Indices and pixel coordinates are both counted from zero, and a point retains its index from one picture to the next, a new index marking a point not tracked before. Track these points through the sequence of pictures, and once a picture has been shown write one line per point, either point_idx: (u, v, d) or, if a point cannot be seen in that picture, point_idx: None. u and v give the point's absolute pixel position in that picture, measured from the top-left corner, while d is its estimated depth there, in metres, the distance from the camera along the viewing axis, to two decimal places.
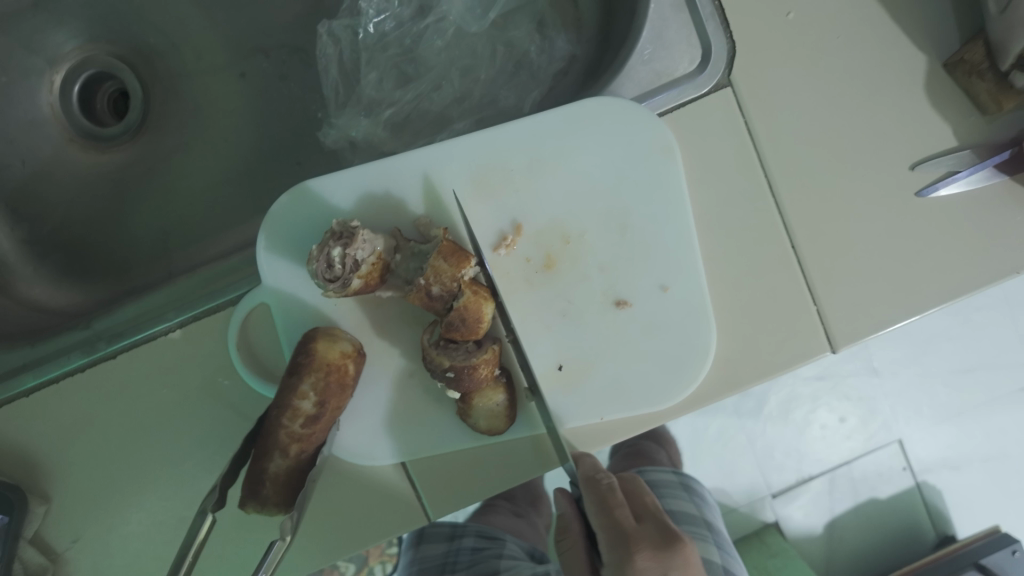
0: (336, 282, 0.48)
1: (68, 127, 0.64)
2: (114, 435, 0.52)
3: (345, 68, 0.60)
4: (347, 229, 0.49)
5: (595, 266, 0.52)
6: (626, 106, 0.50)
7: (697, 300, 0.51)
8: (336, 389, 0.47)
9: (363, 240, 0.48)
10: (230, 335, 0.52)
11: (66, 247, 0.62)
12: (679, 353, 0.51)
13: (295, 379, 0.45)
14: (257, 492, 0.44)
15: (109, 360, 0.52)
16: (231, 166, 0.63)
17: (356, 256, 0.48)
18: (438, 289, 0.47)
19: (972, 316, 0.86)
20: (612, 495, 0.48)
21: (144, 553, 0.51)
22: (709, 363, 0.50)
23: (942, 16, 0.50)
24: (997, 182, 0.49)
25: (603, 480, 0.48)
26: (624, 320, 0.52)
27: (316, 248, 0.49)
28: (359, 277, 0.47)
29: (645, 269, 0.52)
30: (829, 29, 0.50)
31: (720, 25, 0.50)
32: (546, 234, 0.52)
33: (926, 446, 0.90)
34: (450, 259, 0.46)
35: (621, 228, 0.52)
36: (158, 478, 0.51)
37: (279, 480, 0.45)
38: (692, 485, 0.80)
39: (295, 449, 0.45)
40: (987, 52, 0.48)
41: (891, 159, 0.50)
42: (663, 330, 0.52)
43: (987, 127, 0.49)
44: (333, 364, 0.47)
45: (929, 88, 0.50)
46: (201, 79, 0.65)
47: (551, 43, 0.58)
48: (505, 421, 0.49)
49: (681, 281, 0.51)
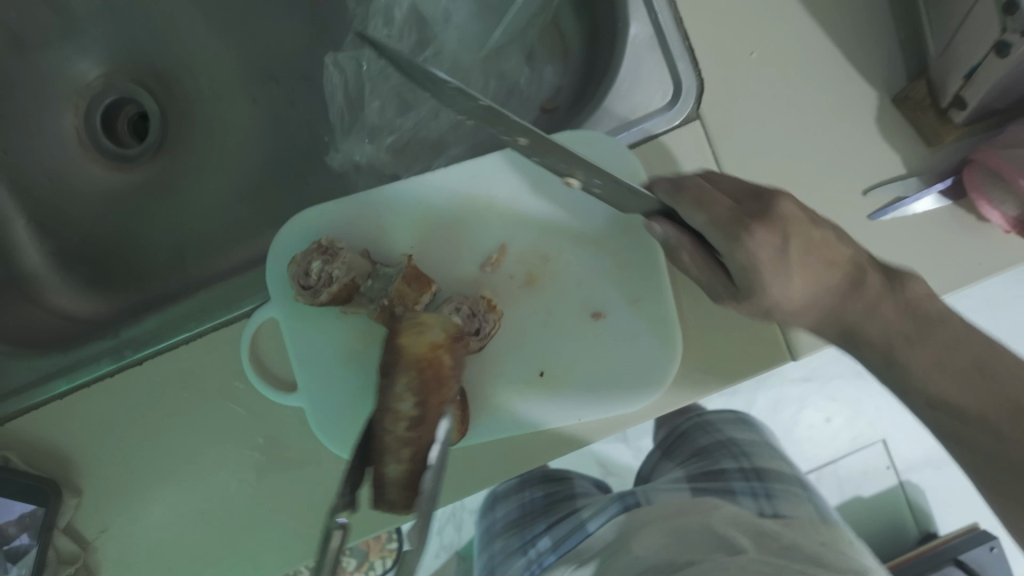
0: (307, 289, 0.56)
1: (92, 148, 0.69)
2: (139, 434, 0.57)
3: (350, 96, 0.64)
4: (332, 246, 0.56)
5: (574, 281, 0.57)
6: (600, 138, 0.55)
7: (665, 310, 0.56)
8: (435, 385, 0.47)
9: (341, 260, 0.55)
10: (240, 348, 0.57)
11: (90, 260, 0.67)
12: (652, 359, 0.55)
13: (390, 380, 0.47)
14: (382, 495, 0.44)
15: (135, 365, 0.57)
16: (243, 185, 0.68)
17: (332, 273, 0.55)
18: (400, 309, 0.54)
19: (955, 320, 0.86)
20: (701, 192, 0.46)
21: (166, 542, 0.56)
22: (675, 368, 0.54)
23: (892, 55, 0.55)
24: (944, 207, 0.54)
25: (686, 184, 0.47)
26: (602, 330, 0.57)
27: (302, 254, 0.56)
28: (328, 292, 0.55)
29: (619, 284, 0.57)
30: (789, 67, 0.55)
31: (690, 64, 0.55)
32: (529, 254, 0.57)
33: (908, 446, 0.96)
34: (412, 283, 0.53)
35: (593, 248, 0.57)
36: (178, 473, 0.57)
37: (400, 483, 0.44)
38: (747, 419, 0.81)
39: (407, 452, 0.44)
40: (929, 90, 0.53)
41: (845, 187, 0.55)
42: (636, 338, 0.56)
43: (932, 157, 0.54)
44: (424, 358, 0.48)
45: (881, 120, 0.55)
46: (214, 104, 0.70)
47: (540, 74, 0.64)
48: (456, 437, 0.54)
49: (649, 295, 0.56)
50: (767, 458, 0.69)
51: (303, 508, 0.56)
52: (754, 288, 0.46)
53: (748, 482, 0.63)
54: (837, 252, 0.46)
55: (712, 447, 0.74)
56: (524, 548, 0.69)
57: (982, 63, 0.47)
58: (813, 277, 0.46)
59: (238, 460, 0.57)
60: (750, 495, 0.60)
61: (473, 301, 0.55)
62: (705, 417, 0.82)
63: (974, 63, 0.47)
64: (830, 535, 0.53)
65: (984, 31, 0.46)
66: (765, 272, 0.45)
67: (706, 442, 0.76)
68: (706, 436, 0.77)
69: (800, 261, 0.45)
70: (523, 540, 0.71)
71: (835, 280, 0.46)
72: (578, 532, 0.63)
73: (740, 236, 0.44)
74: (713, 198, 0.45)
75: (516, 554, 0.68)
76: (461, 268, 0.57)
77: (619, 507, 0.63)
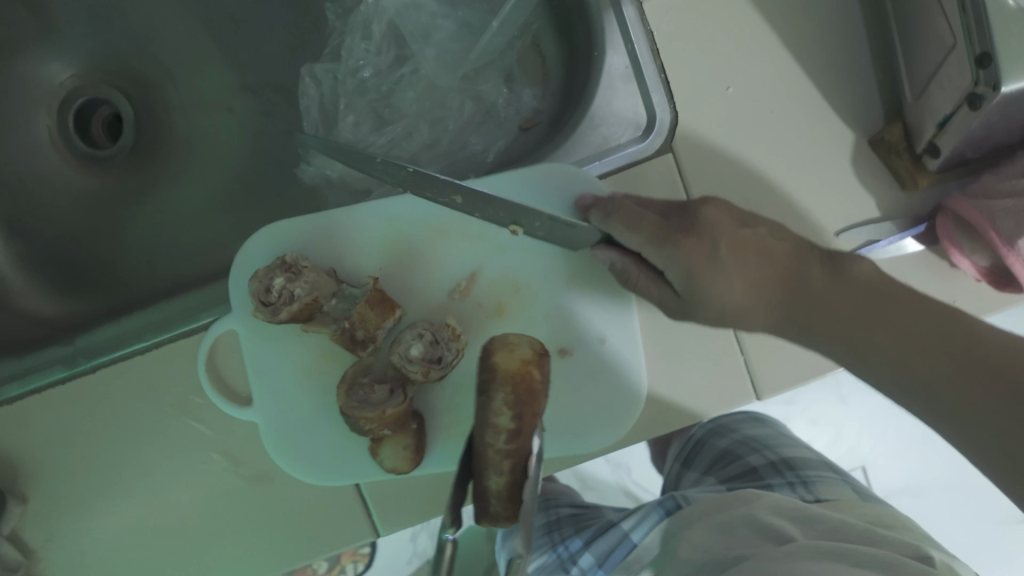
0: (267, 306, 0.52)
1: (63, 148, 0.68)
2: (92, 443, 0.56)
3: (325, 107, 0.64)
4: (296, 263, 0.54)
5: (542, 316, 0.57)
6: (572, 171, 0.55)
7: (631, 351, 0.55)
8: (531, 398, 0.39)
9: (305, 279, 0.53)
10: (199, 364, 0.55)
11: (58, 261, 0.66)
12: (615, 401, 0.55)
13: (486, 398, 0.38)
14: (485, 509, 0.36)
15: (88, 374, 0.56)
16: (214, 193, 0.67)
17: (294, 291, 0.52)
18: (362, 333, 0.53)
19: None
20: (621, 207, 0.51)
21: (114, 554, 0.56)
22: (638, 409, 0.55)
23: (869, 97, 0.54)
24: (918, 252, 0.54)
25: (622, 203, 0.52)
26: (570, 366, 0.56)
27: (264, 270, 0.54)
28: (288, 310, 0.52)
29: (589, 322, 0.56)
30: (763, 105, 0.54)
31: (666, 96, 0.54)
32: (499, 284, 0.57)
33: (889, 473, 0.95)
34: (375, 308, 0.53)
35: (564, 284, 0.57)
36: (129, 486, 0.56)
37: (506, 500, 0.36)
38: (761, 417, 0.78)
39: (511, 466, 0.35)
40: (904, 134, 0.53)
41: (817, 229, 0.54)
42: (603, 377, 0.56)
43: (908, 201, 0.54)
44: (517, 373, 0.41)
45: (856, 161, 0.54)
46: (189, 110, 0.69)
47: (518, 97, 0.62)
48: (408, 465, 0.54)
49: (619, 333, 0.56)
50: (795, 452, 0.68)
51: (258, 522, 0.57)
52: (696, 292, 0.50)
53: (784, 476, 0.63)
54: (770, 247, 0.50)
55: (735, 449, 0.71)
56: (564, 565, 0.66)
57: (953, 114, 0.46)
58: (748, 279, 0.50)
59: (191, 472, 0.56)
60: (789, 487, 0.61)
61: (438, 328, 0.54)
62: (716, 421, 0.77)
63: (946, 113, 0.47)
64: (875, 510, 0.54)
65: (956, 80, 0.45)
66: (702, 274, 0.50)
67: (726, 445, 0.72)
68: (725, 438, 0.73)
69: (729, 259, 0.50)
70: (559, 556, 0.68)
71: (773, 278, 0.50)
72: (623, 543, 0.63)
73: (669, 244, 0.50)
74: (636, 212, 0.51)
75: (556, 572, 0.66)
76: (430, 295, 0.57)
77: (661, 512, 0.63)
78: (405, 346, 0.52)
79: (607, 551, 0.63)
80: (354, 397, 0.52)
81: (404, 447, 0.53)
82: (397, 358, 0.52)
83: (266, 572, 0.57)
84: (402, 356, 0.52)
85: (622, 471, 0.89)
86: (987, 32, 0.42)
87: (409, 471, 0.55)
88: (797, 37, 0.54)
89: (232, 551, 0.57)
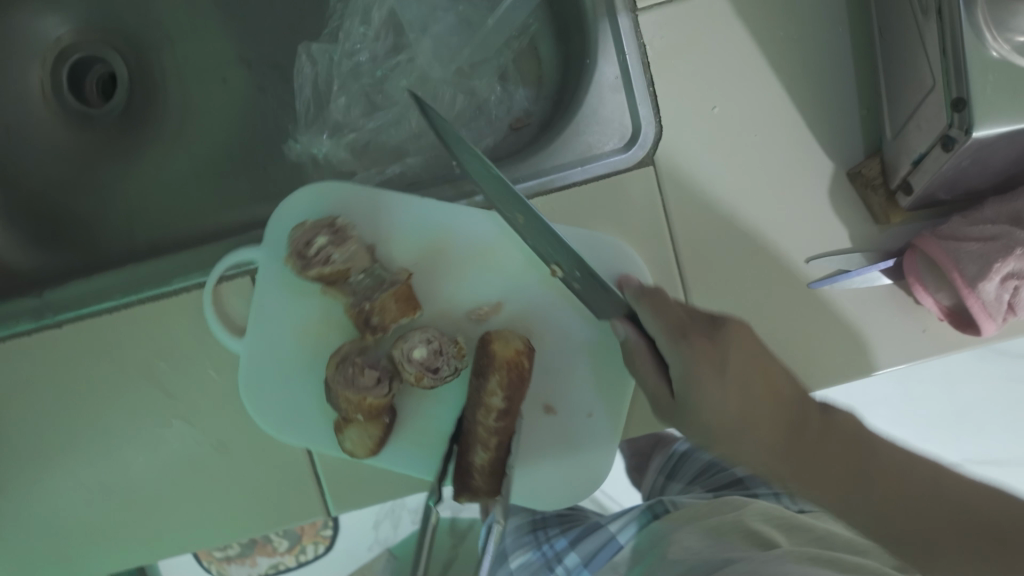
0: (302, 258, 0.54)
1: (55, 101, 0.68)
2: (52, 400, 0.57)
3: (319, 88, 0.64)
4: (345, 230, 0.55)
5: (544, 370, 0.57)
6: (621, 250, 0.55)
7: (606, 439, 0.58)
8: (519, 383, 0.51)
9: (347, 250, 0.54)
10: (204, 290, 0.56)
11: (36, 215, 0.66)
12: (575, 472, 0.58)
13: (484, 380, 0.51)
14: (467, 483, 0.51)
15: (56, 327, 0.57)
16: (200, 161, 0.67)
17: (330, 256, 0.53)
18: (376, 320, 0.53)
19: (913, 387, 0.85)
20: (659, 297, 0.51)
21: (63, 508, 0.57)
22: (591, 488, 0.58)
23: (851, 130, 0.55)
24: (883, 286, 0.55)
25: (652, 292, 0.51)
26: (551, 424, 0.58)
27: (314, 223, 0.55)
28: (318, 270, 0.54)
29: (582, 393, 0.57)
30: (747, 128, 0.55)
31: (652, 111, 0.55)
32: (516, 323, 0.57)
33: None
34: (399, 302, 0.53)
35: (578, 350, 0.57)
36: (84, 444, 0.57)
37: (485, 472, 0.51)
38: None
39: (493, 442, 0.50)
40: (882, 170, 0.53)
41: (788, 256, 0.55)
42: (572, 447, 0.58)
43: (879, 236, 0.55)
44: (510, 360, 0.51)
45: (833, 192, 0.55)
46: (183, 76, 0.68)
47: (511, 96, 0.63)
48: (363, 453, 0.54)
49: (604, 413, 0.58)
50: None
51: (209, 490, 0.58)
52: (691, 400, 0.49)
53: (768, 486, 0.69)
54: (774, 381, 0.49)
55: (719, 466, 0.78)
56: (548, 565, 0.67)
57: (927, 153, 0.47)
58: (746, 403, 0.48)
59: (147, 437, 0.57)
60: (771, 498, 0.67)
61: (446, 341, 0.54)
62: None
63: (921, 151, 0.48)
64: None
65: (933, 121, 0.46)
66: (700, 386, 0.49)
67: (709, 459, 0.80)
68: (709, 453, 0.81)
69: (734, 382, 0.48)
70: (544, 554, 0.68)
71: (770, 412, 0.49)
72: (610, 544, 0.66)
73: (680, 344, 0.49)
74: (671, 305, 0.50)
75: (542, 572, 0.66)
76: (450, 306, 0.57)
77: (648, 515, 0.68)
78: (410, 345, 0.53)
79: (593, 551, 0.66)
80: (341, 372, 0.52)
81: (369, 436, 0.54)
82: (398, 353, 0.53)
83: (211, 540, 0.58)
84: (403, 354, 0.53)
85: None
86: (964, 77, 0.43)
87: (363, 459, 0.56)
88: (788, 63, 0.55)
89: (181, 516, 0.58)
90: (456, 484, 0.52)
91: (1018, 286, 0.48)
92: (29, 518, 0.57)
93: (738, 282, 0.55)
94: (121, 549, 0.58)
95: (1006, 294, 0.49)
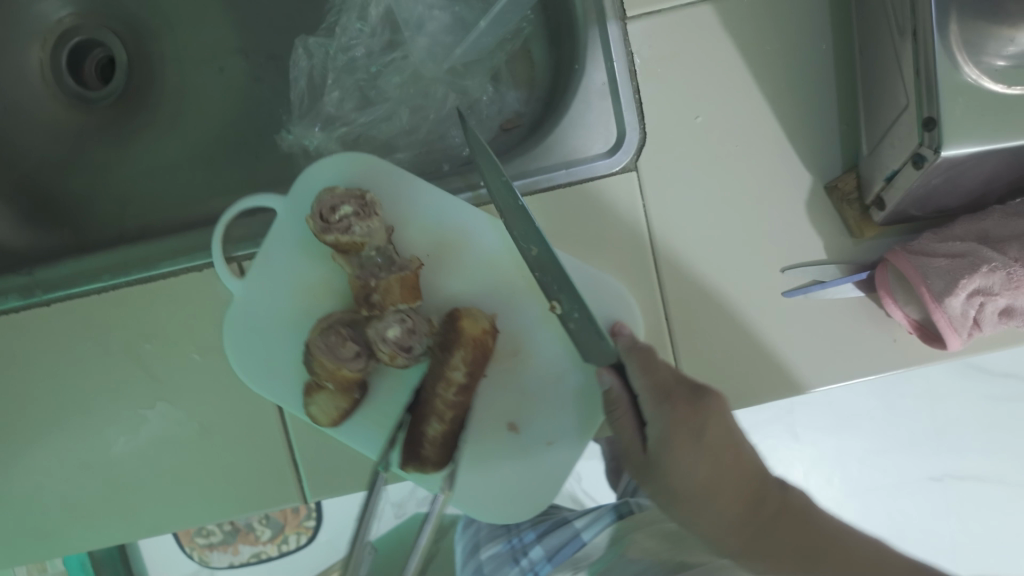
0: (323, 222, 0.52)
1: (54, 84, 0.69)
2: (39, 376, 0.58)
3: (314, 81, 0.65)
4: (372, 205, 0.53)
5: (519, 390, 0.58)
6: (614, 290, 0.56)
7: (560, 468, 0.58)
8: (481, 361, 0.53)
9: (369, 227, 0.52)
10: (215, 234, 0.55)
11: (30, 194, 0.67)
12: (520, 494, 0.59)
13: (448, 353, 0.52)
14: (418, 452, 0.53)
15: (44, 305, 0.58)
16: (194, 149, 0.68)
17: (353, 228, 0.52)
18: (376, 298, 0.52)
19: (897, 402, 0.89)
20: (650, 357, 0.52)
21: (43, 483, 0.59)
22: (531, 512, 0.59)
23: (830, 145, 0.56)
24: (856, 297, 0.56)
25: (642, 347, 0.53)
26: (509, 442, 0.58)
27: (343, 192, 0.53)
28: (336, 238, 0.52)
29: (551, 421, 0.58)
30: (729, 138, 0.56)
31: (638, 118, 0.56)
32: (503, 337, 0.58)
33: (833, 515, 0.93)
34: (403, 287, 0.52)
35: (561, 375, 0.58)
36: (67, 420, 0.58)
37: (436, 443, 0.53)
38: None
39: (448, 415, 0.52)
40: (857, 184, 0.55)
41: (763, 265, 0.56)
42: (523, 469, 0.58)
43: (854, 248, 0.56)
44: (476, 339, 0.53)
45: (810, 204, 0.56)
46: (181, 63, 0.69)
47: (503, 97, 0.64)
48: (324, 420, 0.55)
49: (564, 443, 0.58)
50: None
51: (187, 472, 0.59)
52: (664, 460, 0.52)
53: None
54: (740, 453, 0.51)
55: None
56: (514, 556, 0.71)
57: (900, 169, 0.49)
58: (713, 472, 0.51)
59: (129, 416, 0.58)
60: None
61: (420, 322, 0.53)
62: None
63: (894, 168, 0.49)
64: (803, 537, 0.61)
65: (906, 139, 0.48)
66: (675, 449, 0.51)
67: None
68: None
69: (706, 451, 0.51)
70: (512, 546, 0.73)
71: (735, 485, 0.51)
72: (572, 539, 0.69)
73: (661, 407, 0.51)
74: (659, 365, 0.52)
75: (508, 562, 0.71)
76: (446, 303, 0.57)
77: (612, 515, 0.71)
78: (384, 325, 0.51)
79: (556, 546, 0.69)
80: (323, 338, 0.52)
81: (334, 406, 0.54)
82: (374, 331, 0.51)
83: (187, 522, 0.59)
84: (378, 333, 0.51)
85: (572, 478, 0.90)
86: (936, 97, 0.44)
87: (323, 427, 0.56)
88: (771, 77, 0.56)
89: (157, 496, 0.59)
90: (405, 451, 0.54)
91: (983, 303, 0.50)
92: (12, 489, 0.59)
93: (714, 288, 0.57)
94: (96, 526, 0.59)
95: (972, 310, 0.50)
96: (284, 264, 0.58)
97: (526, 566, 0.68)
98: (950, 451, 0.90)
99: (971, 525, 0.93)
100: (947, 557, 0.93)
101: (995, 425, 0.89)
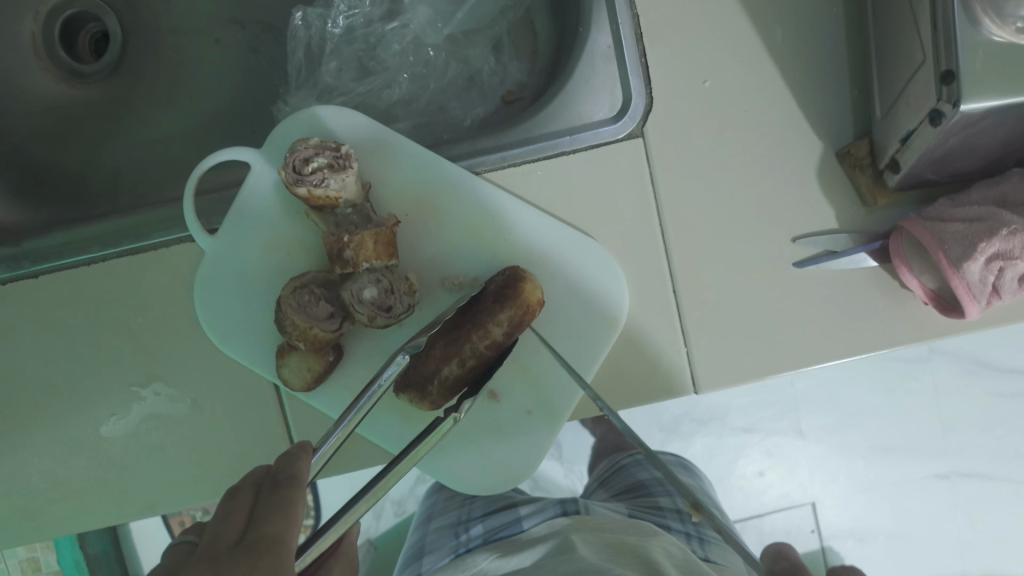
0: (296, 174, 0.50)
1: (45, 55, 0.67)
2: (27, 351, 0.57)
3: (311, 51, 0.63)
4: (347, 157, 0.51)
5: None
6: (604, 262, 0.55)
7: (542, 443, 0.57)
8: (525, 326, 0.51)
9: (344, 178, 0.50)
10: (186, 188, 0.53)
11: (21, 168, 0.65)
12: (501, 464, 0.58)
13: (497, 307, 0.50)
14: (425, 387, 0.51)
15: (32, 278, 0.56)
16: (188, 122, 0.67)
17: (326, 181, 0.50)
18: (349, 255, 0.51)
19: (903, 399, 0.87)
20: None
21: (29, 462, 0.57)
22: (511, 483, 0.58)
23: (843, 109, 0.54)
24: (869, 268, 0.54)
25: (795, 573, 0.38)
26: (489, 410, 0.57)
27: (316, 143, 0.52)
28: (308, 191, 0.50)
29: (532, 389, 0.56)
30: (737, 103, 0.55)
31: (644, 84, 0.55)
32: None
33: (836, 513, 0.91)
34: (379, 244, 0.51)
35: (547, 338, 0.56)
36: (55, 397, 0.57)
37: (444, 385, 0.51)
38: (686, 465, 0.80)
39: (469, 363, 0.50)
40: (870, 150, 0.53)
41: (773, 235, 0.55)
42: (505, 439, 0.57)
43: (865, 217, 0.54)
44: (531, 306, 0.51)
45: (821, 171, 0.54)
46: (176, 36, 0.68)
47: (505, 67, 0.62)
48: (297, 385, 0.54)
49: (544, 411, 0.57)
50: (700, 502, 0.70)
51: (178, 452, 0.57)
52: None
53: (684, 523, 0.64)
54: None
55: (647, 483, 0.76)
56: (456, 530, 0.71)
57: (917, 129, 0.47)
58: None
59: (119, 393, 0.56)
60: (684, 537, 0.62)
61: (397, 278, 0.52)
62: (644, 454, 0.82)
63: (910, 128, 0.48)
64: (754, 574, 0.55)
65: (922, 98, 0.46)
66: None
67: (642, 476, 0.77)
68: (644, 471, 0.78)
69: None
70: (460, 518, 0.73)
71: None
72: (512, 525, 0.69)
73: None
74: None
75: (447, 534, 0.70)
76: (429, 266, 0.56)
77: (557, 510, 0.69)
78: (359, 286, 0.51)
79: (496, 527, 0.69)
80: (296, 297, 0.51)
81: (308, 367, 0.53)
82: (350, 294, 0.51)
83: (178, 503, 0.57)
84: (353, 295, 0.51)
85: (575, 476, 0.89)
86: (954, 50, 0.43)
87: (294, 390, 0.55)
88: (782, 40, 0.55)
89: (147, 475, 0.57)
90: (411, 379, 0.52)
91: (1003, 268, 0.48)
92: None
93: (721, 258, 0.55)
94: (86, 508, 0.57)
95: (990, 276, 0.49)
96: (273, 233, 0.56)
97: (463, 542, 0.68)
98: (956, 450, 0.88)
99: (978, 526, 0.90)
100: (954, 560, 0.90)
101: (1003, 422, 0.87)
